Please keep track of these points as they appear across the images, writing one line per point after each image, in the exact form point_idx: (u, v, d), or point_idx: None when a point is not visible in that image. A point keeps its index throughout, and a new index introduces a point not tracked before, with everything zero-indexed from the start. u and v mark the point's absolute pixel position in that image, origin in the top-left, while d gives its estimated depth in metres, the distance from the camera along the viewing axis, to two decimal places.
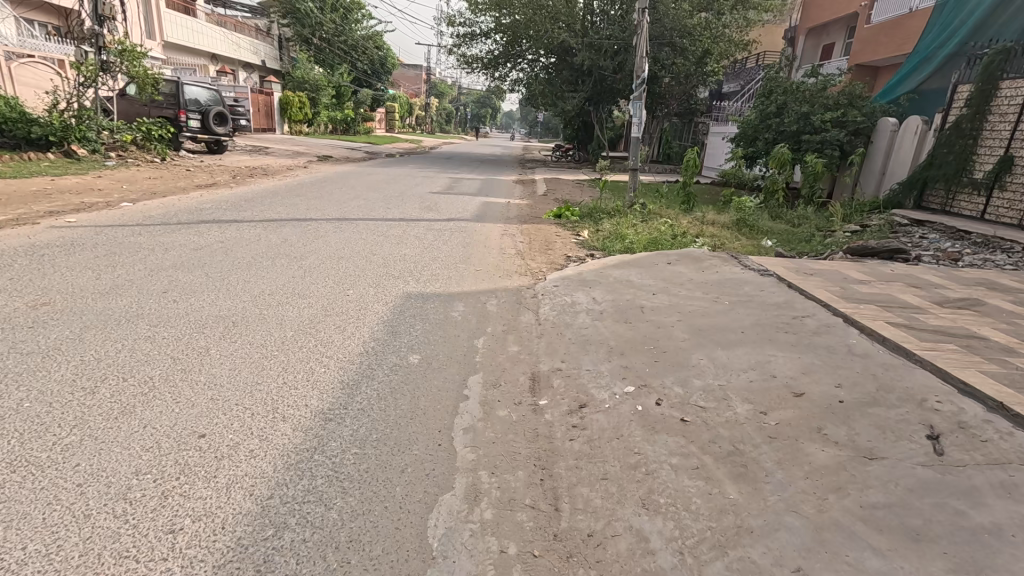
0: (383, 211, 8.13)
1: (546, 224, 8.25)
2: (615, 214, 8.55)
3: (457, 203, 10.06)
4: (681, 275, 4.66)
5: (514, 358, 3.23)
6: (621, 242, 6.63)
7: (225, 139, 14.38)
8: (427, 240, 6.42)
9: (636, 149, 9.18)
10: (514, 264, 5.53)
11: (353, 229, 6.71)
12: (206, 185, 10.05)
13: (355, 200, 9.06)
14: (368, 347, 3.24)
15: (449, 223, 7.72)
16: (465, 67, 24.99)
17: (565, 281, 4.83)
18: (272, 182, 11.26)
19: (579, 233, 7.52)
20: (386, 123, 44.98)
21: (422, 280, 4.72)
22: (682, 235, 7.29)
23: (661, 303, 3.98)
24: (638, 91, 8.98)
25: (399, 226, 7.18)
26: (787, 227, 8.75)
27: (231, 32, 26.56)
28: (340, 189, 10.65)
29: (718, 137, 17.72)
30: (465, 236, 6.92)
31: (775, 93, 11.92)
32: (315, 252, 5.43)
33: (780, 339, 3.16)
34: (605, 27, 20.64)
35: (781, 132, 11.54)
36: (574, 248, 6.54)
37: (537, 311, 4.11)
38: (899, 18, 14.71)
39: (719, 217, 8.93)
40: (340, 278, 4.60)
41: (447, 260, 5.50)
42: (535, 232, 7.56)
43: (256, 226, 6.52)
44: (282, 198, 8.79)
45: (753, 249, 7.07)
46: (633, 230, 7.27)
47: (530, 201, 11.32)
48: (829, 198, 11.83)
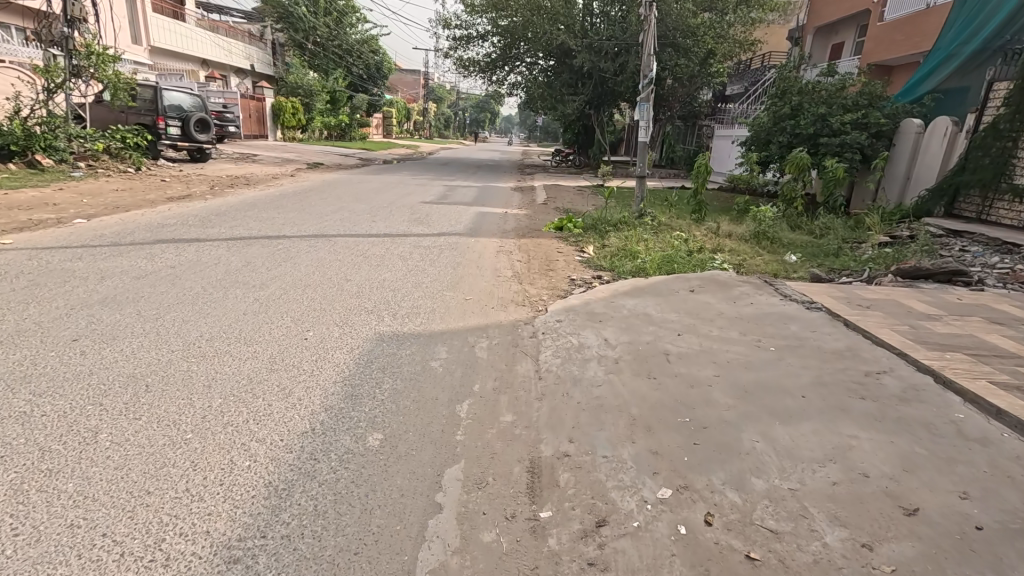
0: (368, 226, 7.43)
1: (547, 238, 7.54)
2: (622, 226, 7.83)
3: (450, 215, 9.34)
4: (709, 306, 3.90)
5: (506, 434, 2.47)
6: (633, 261, 5.89)
7: (208, 147, 13.71)
8: (412, 261, 5.68)
9: (644, 155, 8.47)
10: (510, 291, 4.78)
11: (330, 248, 5.98)
12: (180, 196, 9.35)
13: (338, 214, 8.33)
14: (315, 424, 2.46)
15: (439, 239, 6.99)
16: (462, 70, 24.36)
17: (571, 314, 4.07)
18: (253, 192, 10.57)
19: (583, 248, 6.79)
20: (383, 129, 44.32)
21: (399, 316, 3.97)
22: (699, 252, 6.56)
23: (690, 349, 3.22)
24: (646, 91, 8.25)
25: (383, 243, 6.46)
26: (809, 238, 8.06)
27: (222, 37, 26.01)
28: (325, 199, 9.95)
29: (725, 140, 17.06)
30: (456, 255, 6.18)
31: (788, 94, 11.22)
32: (279, 279, 4.69)
33: (857, 408, 2.41)
34: (605, 28, 19.98)
35: (796, 135, 10.81)
36: (579, 268, 5.80)
37: (536, 358, 3.35)
38: (916, 15, 13.95)
39: (736, 228, 8.22)
40: (301, 315, 3.85)
41: (432, 287, 4.76)
42: (534, 248, 6.84)
43: (218, 246, 5.78)
44: (259, 212, 8.08)
45: (779, 267, 6.33)
46: (644, 246, 6.54)
47: (529, 210, 10.62)
48: (849, 205, 11.11)
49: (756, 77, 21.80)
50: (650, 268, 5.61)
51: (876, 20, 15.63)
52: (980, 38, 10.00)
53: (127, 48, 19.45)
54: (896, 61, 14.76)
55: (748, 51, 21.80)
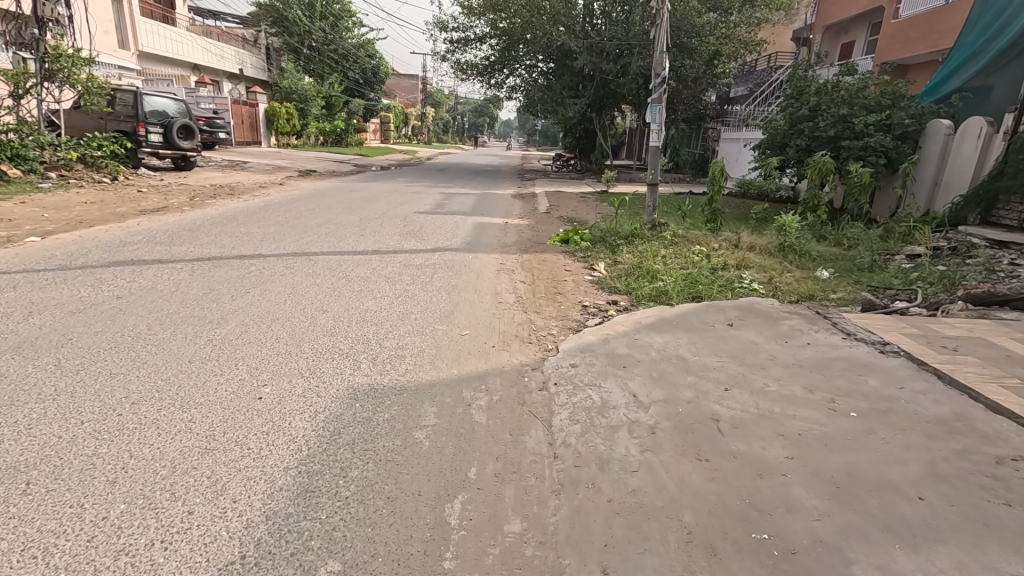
0: (355, 242, 6.76)
1: (553, 253, 6.88)
2: (635, 239, 7.16)
3: (447, 226, 8.66)
4: (757, 348, 3.20)
5: (514, 561, 1.77)
6: (652, 282, 5.21)
7: (192, 154, 13.06)
8: (400, 284, 5.02)
9: (656, 160, 7.80)
10: (512, 323, 4.09)
11: (310, 270, 5.31)
12: (154, 208, 8.68)
13: (324, 227, 7.67)
14: (247, 550, 1.77)
15: (433, 256, 6.32)
16: (459, 73, 23.75)
17: (588, 357, 3.37)
18: (236, 202, 9.91)
19: (593, 265, 6.11)
20: (380, 133, 43.76)
21: (381, 361, 3.28)
22: (723, 268, 5.88)
23: (745, 414, 2.52)
24: (658, 91, 7.59)
25: (370, 262, 5.79)
26: (837, 250, 7.41)
27: (214, 42, 25.44)
28: (311, 210, 9.28)
29: (739, 143, 16.20)
30: (451, 275, 5.51)
31: (805, 94, 10.56)
32: (242, 312, 4.00)
33: (1004, 523, 1.73)
34: (607, 29, 19.37)
35: (815, 138, 10.15)
36: (590, 290, 5.10)
37: (548, 422, 2.65)
38: (934, 10, 13.31)
39: (757, 240, 7.58)
40: (259, 363, 3.16)
41: (421, 320, 4.06)
42: (538, 266, 6.15)
43: (180, 269, 5.10)
44: (237, 226, 7.42)
45: (816, 286, 5.64)
46: (662, 262, 5.88)
47: (532, 219, 9.95)
48: (872, 211, 10.46)
49: (762, 78, 21.44)
50: (673, 291, 4.93)
51: (891, 17, 14.99)
52: (1010, 32, 9.34)
53: (113, 53, 18.81)
54: (912, 59, 14.12)
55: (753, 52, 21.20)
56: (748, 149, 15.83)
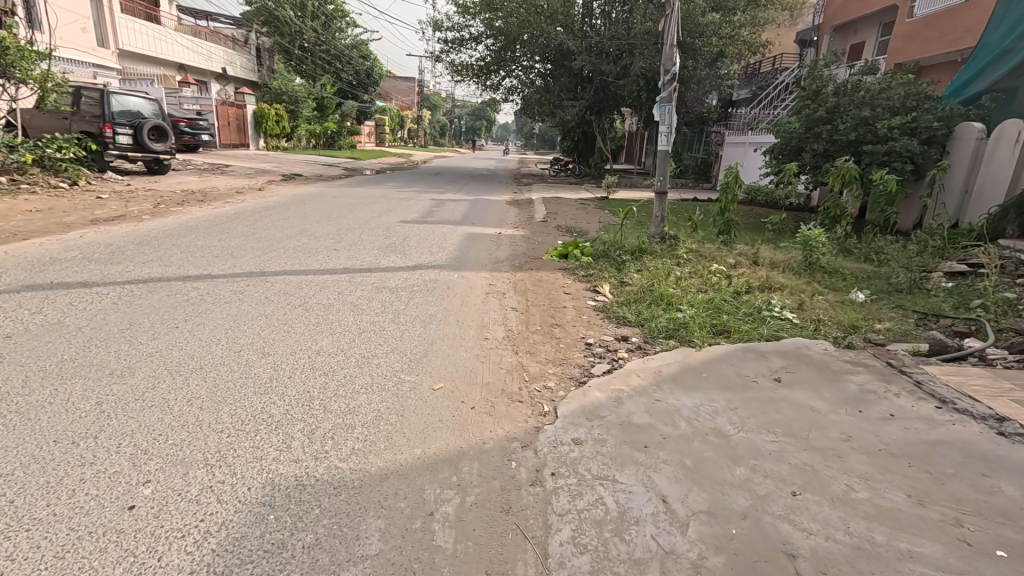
0: (325, 258, 5.93)
1: (551, 271, 6.08)
2: (642, 255, 6.38)
3: (434, 238, 7.84)
4: (824, 422, 2.39)
5: None
6: (668, 310, 4.40)
7: (165, 157, 12.23)
8: (365, 314, 4.19)
9: (665, 166, 7.05)
10: (499, 372, 3.26)
11: (263, 297, 4.49)
12: (110, 217, 7.87)
13: (294, 240, 6.85)
14: None
15: (412, 275, 5.51)
16: (454, 75, 23.03)
17: (595, 430, 2.54)
18: (205, 210, 9.09)
19: (597, 287, 5.32)
20: (375, 136, 42.95)
21: (320, 437, 2.46)
22: (747, 292, 5.08)
23: (834, 546, 1.70)
24: (668, 89, 6.84)
25: (336, 285, 4.96)
26: (868, 266, 6.64)
27: (201, 41, 24.65)
28: (285, 219, 8.48)
29: (750, 148, 15.39)
30: (429, 301, 4.69)
31: (823, 95, 9.82)
32: (154, 358, 3.16)
33: None
34: (605, 29, 18.67)
35: (833, 142, 9.40)
36: (595, 321, 4.30)
37: (542, 549, 1.82)
38: (952, 9, 12.63)
39: (777, 254, 6.83)
40: (146, 444, 2.32)
41: (383, 368, 3.24)
42: (533, 288, 5.35)
43: (103, 295, 4.26)
44: (195, 238, 6.60)
45: (856, 314, 4.83)
46: (676, 285, 5.08)
47: (527, 229, 9.16)
48: (900, 221, 9.61)
49: (766, 80, 20.79)
50: (694, 324, 4.11)
51: (905, 16, 14.32)
52: None
53: (91, 51, 17.98)
54: (929, 61, 13.44)
55: (757, 53, 20.55)
56: (759, 154, 15.07)
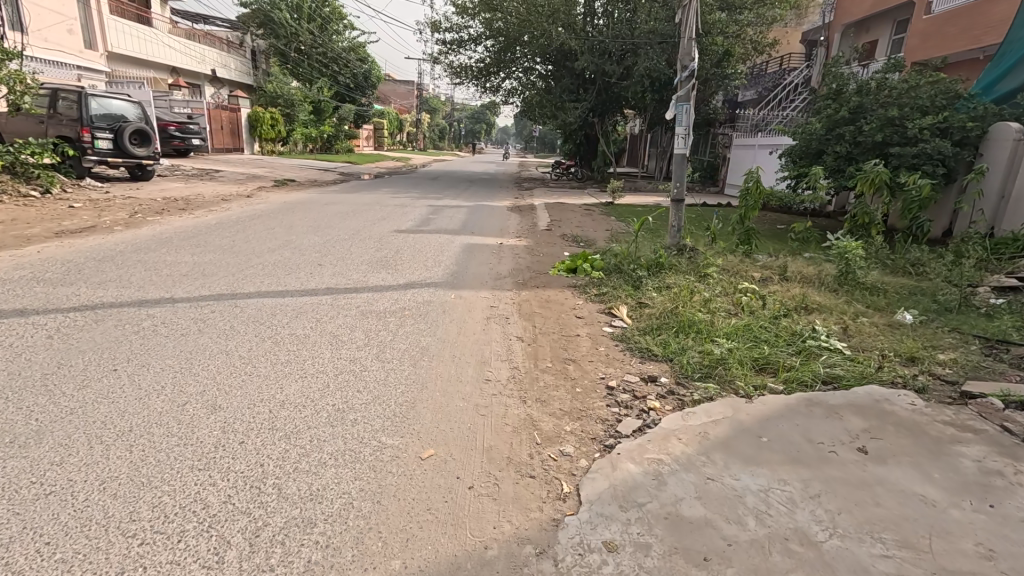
0: (305, 277, 5.31)
1: (560, 289, 5.48)
2: (660, 271, 5.77)
3: (430, 250, 7.20)
4: (947, 527, 1.77)
5: None
6: (699, 342, 3.78)
7: (148, 162, 11.65)
8: (344, 349, 3.57)
9: (682, 172, 6.48)
10: (503, 431, 2.64)
11: (229, 326, 3.89)
12: (78, 229, 7.25)
13: (276, 255, 6.23)
14: None
15: (403, 296, 4.90)
16: (453, 77, 22.47)
17: (633, 528, 1.92)
18: (184, 219, 8.48)
19: (613, 308, 4.70)
20: (373, 140, 42.37)
21: (269, 544, 1.84)
22: (785, 316, 4.47)
23: None
24: (686, 85, 6.28)
25: (314, 312, 4.34)
26: (908, 281, 6.01)
27: (194, 43, 24.10)
28: (269, 229, 7.87)
29: (764, 151, 14.76)
30: (420, 329, 4.06)
31: (844, 94, 9.25)
32: (73, 417, 2.54)
33: None
34: (608, 28, 18.10)
35: (857, 144, 8.81)
36: (614, 355, 3.68)
37: None
38: (974, 3, 12.04)
39: (807, 268, 6.22)
40: (22, 563, 1.70)
41: (358, 426, 2.62)
42: (540, 310, 4.72)
43: (36, 326, 3.63)
44: (165, 253, 5.98)
45: (913, 342, 4.21)
46: (703, 309, 4.47)
47: (531, 238, 8.54)
48: (936, 229, 8.88)
49: (773, 81, 20.25)
50: (733, 359, 3.49)
51: (922, 13, 13.73)
52: None
53: (78, 53, 17.42)
54: (949, 59, 12.83)
55: (764, 53, 20.00)
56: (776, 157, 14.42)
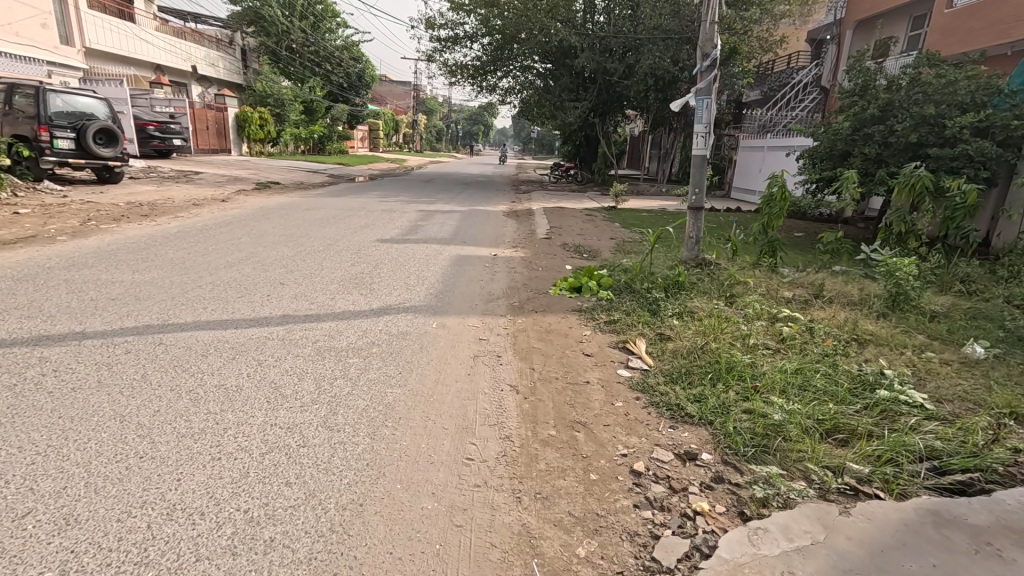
0: (258, 302, 4.44)
1: (562, 314, 4.63)
2: (679, 293, 4.96)
3: (415, 263, 6.36)
4: None
5: None
6: (745, 397, 2.94)
7: (115, 163, 10.81)
8: (279, 413, 2.70)
9: (702, 175, 5.70)
10: (487, 562, 1.80)
11: (143, 373, 3.04)
12: (14, 239, 6.38)
13: (232, 271, 5.39)
14: None
15: (372, 327, 4.05)
16: (448, 75, 21.68)
17: None
18: (143, 227, 7.62)
19: (628, 343, 3.87)
20: (367, 141, 41.41)
21: None
22: (841, 354, 3.65)
23: None
24: (708, 76, 5.49)
25: (257, 350, 3.48)
26: (966, 302, 5.16)
27: (179, 41, 23.27)
28: (233, 239, 7.03)
29: (780, 152, 13.95)
30: (386, 375, 3.20)
31: (871, 91, 8.49)
32: None
33: None
34: (610, 25, 17.34)
35: (887, 144, 8.04)
36: (636, 414, 2.85)
37: None
38: None
39: (847, 287, 5.43)
40: None
41: (270, 557, 1.77)
42: (540, 344, 3.88)
43: None
44: (101, 270, 5.11)
45: (1006, 390, 3.34)
46: (739, 347, 3.65)
47: (529, 248, 7.73)
48: (982, 238, 7.97)
49: (780, 80, 19.51)
50: (794, 425, 2.66)
51: (942, 7, 12.89)
52: None
53: (52, 50, 16.57)
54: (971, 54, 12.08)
55: (770, 51, 19.25)
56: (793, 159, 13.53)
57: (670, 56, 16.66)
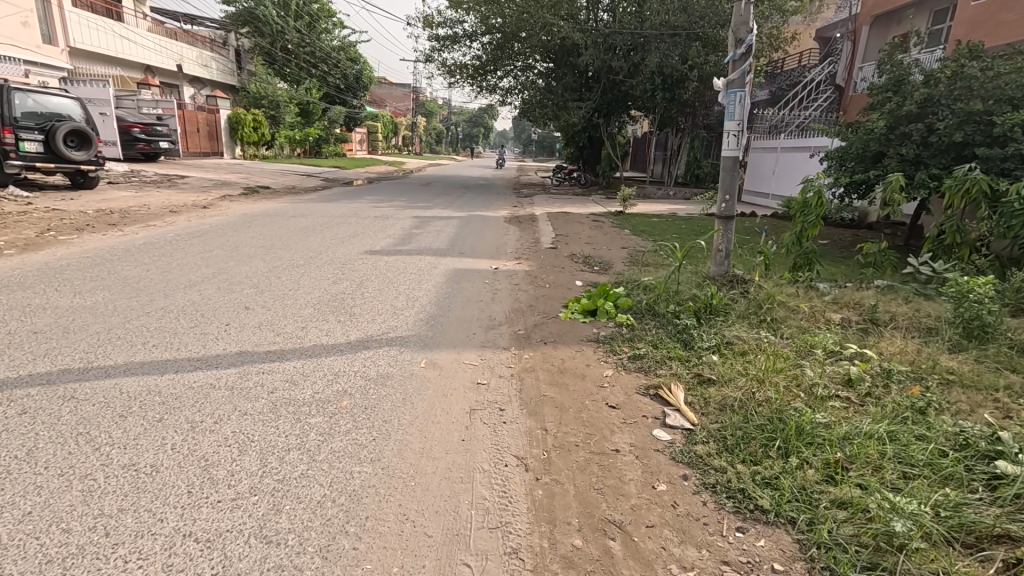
0: (211, 335, 3.69)
1: (577, 345, 3.89)
2: (713, 319, 4.23)
3: (405, 279, 5.64)
4: None
5: None
6: (832, 483, 2.20)
7: (88, 167, 10.10)
8: (198, 514, 1.96)
9: (734, 181, 4.99)
10: None
11: (27, 448, 2.29)
12: None
13: (192, 293, 4.66)
14: None
15: (346, 369, 3.30)
16: (447, 75, 21.00)
17: None
18: (106, 238, 6.89)
19: (662, 391, 3.12)
20: (365, 144, 40.73)
21: None
22: (934, 406, 2.89)
23: None
24: (742, 66, 4.79)
25: (195, 406, 2.73)
26: None
27: (170, 41, 22.59)
28: (203, 251, 6.30)
29: (800, 153, 13.22)
30: (357, 445, 2.46)
31: (906, 86, 7.75)
32: None
33: None
34: (615, 21, 16.62)
35: (927, 144, 7.31)
36: (689, 511, 2.11)
37: None
38: None
39: (904, 310, 4.70)
40: None
41: None
42: (553, 391, 3.14)
43: None
44: (35, 293, 4.38)
45: None
46: (803, 399, 2.92)
47: (533, 259, 7.00)
48: None
49: (792, 78, 18.75)
50: (915, 533, 1.91)
51: None
52: None
53: (34, 49, 15.90)
54: (1002, 47, 11.32)
55: (781, 48, 18.53)
56: (811, 161, 12.80)
57: (678, 53, 15.96)
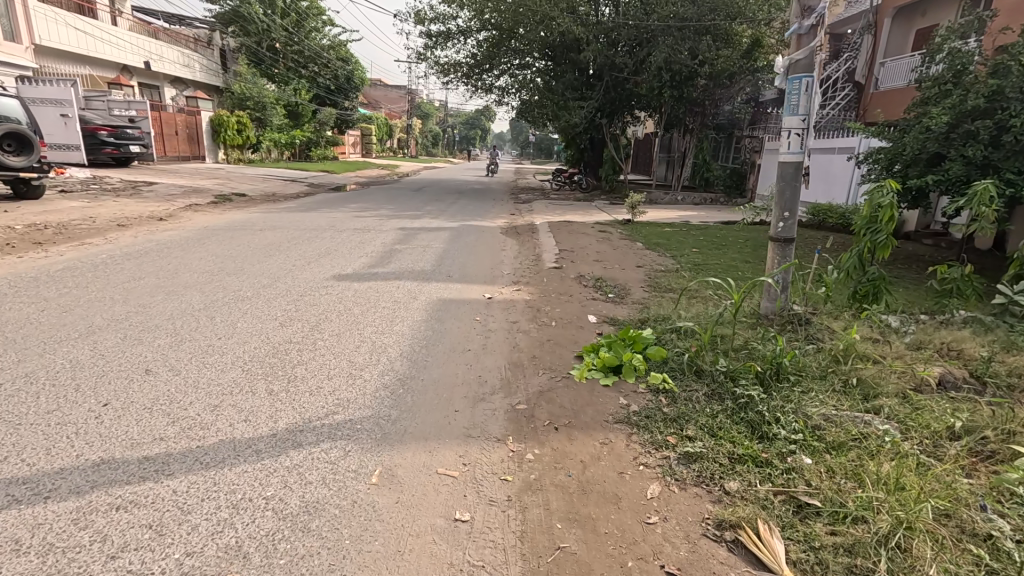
0: (69, 429, 2.52)
1: (601, 432, 2.74)
2: (785, 386, 3.08)
3: (374, 316, 4.48)
4: None
5: None
6: None
7: (30, 177, 8.93)
8: None
9: (795, 194, 3.85)
10: None
11: None
12: None
13: (81, 347, 3.50)
14: None
15: (254, 498, 2.14)
16: (440, 74, 19.86)
17: None
18: (20, 261, 5.72)
19: (750, 538, 1.98)
20: (359, 147, 39.58)
21: None
22: None
23: None
24: (810, 42, 3.69)
25: None
26: None
27: (149, 40, 21.44)
28: (130, 279, 5.15)
29: (823, 155, 12.14)
30: None
31: (968, 77, 6.66)
32: None
33: None
34: (619, 14, 15.52)
35: (998, 145, 6.22)
36: None
37: None
38: None
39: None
40: None
41: None
42: (573, 538, 2.00)
43: None
44: None
45: None
46: (983, 567, 1.79)
47: (533, 284, 5.85)
48: None
49: None
50: None
51: None
52: None
53: None
54: None
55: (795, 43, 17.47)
56: (836, 163, 11.70)
57: (687, 47, 14.88)
